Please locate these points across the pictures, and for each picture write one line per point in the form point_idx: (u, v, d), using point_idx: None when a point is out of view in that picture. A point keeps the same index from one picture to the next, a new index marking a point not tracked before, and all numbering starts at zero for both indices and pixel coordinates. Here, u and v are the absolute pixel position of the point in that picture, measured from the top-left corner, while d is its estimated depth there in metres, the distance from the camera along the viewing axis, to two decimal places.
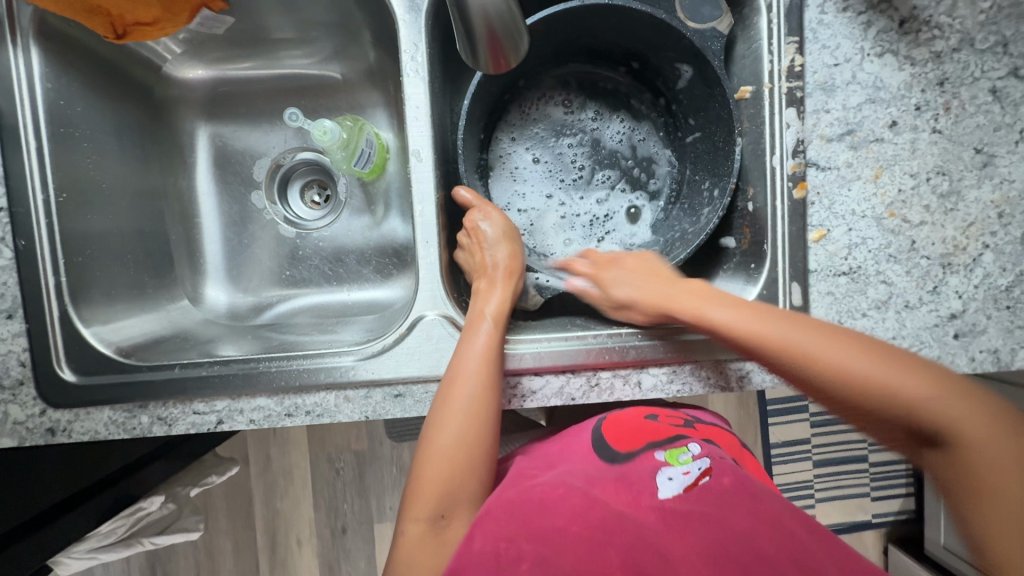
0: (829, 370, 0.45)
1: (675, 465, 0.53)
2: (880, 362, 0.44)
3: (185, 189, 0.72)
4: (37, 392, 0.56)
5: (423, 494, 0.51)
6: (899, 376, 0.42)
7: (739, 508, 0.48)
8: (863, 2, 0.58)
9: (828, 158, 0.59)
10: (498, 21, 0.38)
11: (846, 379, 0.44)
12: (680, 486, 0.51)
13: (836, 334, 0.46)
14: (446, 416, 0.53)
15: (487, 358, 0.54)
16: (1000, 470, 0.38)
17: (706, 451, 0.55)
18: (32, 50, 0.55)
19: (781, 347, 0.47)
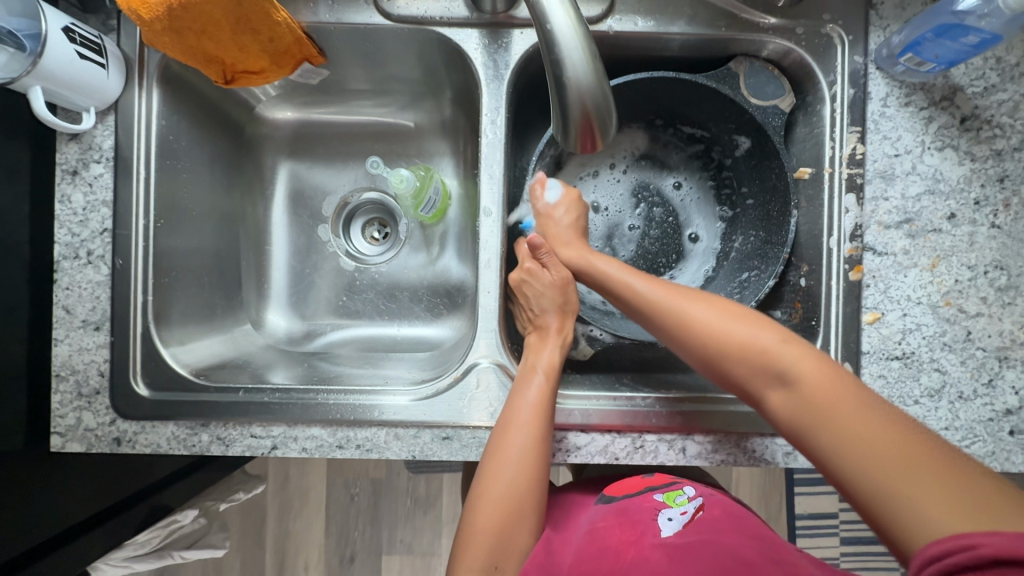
0: (750, 351, 0.50)
1: (673, 507, 0.55)
2: (787, 348, 0.48)
3: (260, 218, 0.77)
4: (111, 402, 0.60)
5: (475, 540, 0.53)
6: (791, 352, 0.48)
7: (729, 531, 0.51)
8: (925, 99, 0.60)
9: (885, 244, 0.60)
10: (592, 103, 0.40)
11: (752, 353, 0.49)
12: (680, 524, 0.52)
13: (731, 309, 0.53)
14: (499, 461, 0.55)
15: (539, 409, 0.56)
16: (865, 414, 0.42)
17: (700, 492, 0.58)
18: (154, 91, 0.61)
19: (723, 326, 0.52)
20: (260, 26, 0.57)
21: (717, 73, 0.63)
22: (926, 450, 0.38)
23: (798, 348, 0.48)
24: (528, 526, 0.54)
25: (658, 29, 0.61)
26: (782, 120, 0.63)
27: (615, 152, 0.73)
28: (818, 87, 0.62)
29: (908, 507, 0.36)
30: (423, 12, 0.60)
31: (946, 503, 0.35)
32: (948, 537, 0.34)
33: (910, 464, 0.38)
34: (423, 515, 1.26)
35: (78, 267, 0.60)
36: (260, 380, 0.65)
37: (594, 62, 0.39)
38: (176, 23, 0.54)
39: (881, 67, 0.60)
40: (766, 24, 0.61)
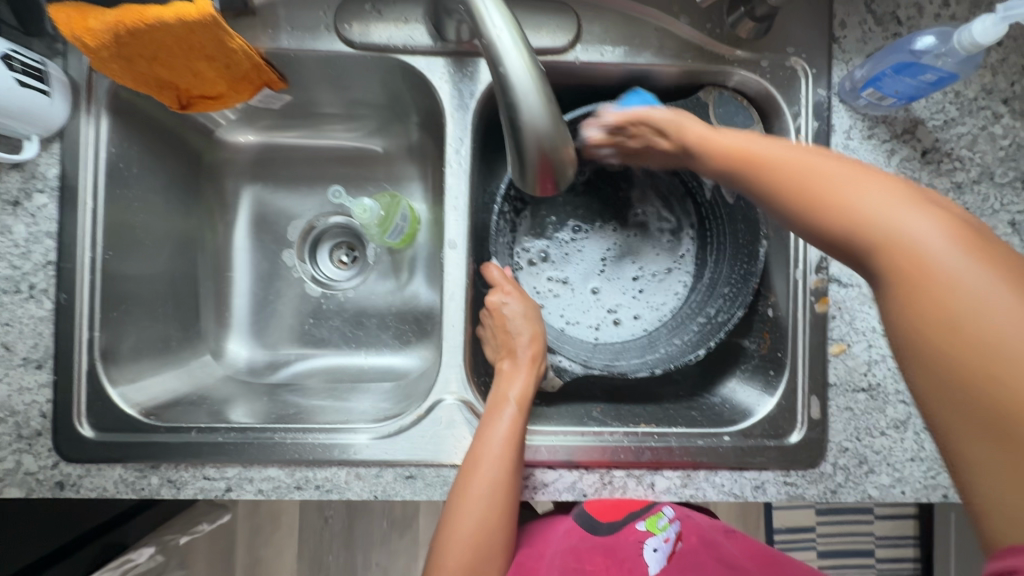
0: (816, 200, 0.36)
1: (657, 534, 0.66)
2: (864, 181, 0.36)
3: (221, 243, 0.74)
4: (53, 444, 0.56)
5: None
6: (898, 217, 0.33)
7: (708, 561, 0.65)
8: (888, 132, 0.61)
9: (850, 276, 0.60)
10: (548, 145, 0.38)
11: (807, 187, 0.37)
12: (663, 555, 0.65)
13: (863, 180, 0.36)
14: (468, 497, 0.53)
15: (508, 445, 0.54)
16: (938, 277, 0.31)
17: (677, 514, 0.70)
18: (103, 119, 0.59)
19: (910, 228, 0.33)
20: (215, 54, 0.55)
21: (687, 103, 0.62)
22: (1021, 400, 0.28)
23: (875, 189, 0.35)
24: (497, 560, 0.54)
25: (625, 59, 0.60)
26: None
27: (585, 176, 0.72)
28: (782, 119, 0.62)
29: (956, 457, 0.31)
30: (385, 40, 0.59)
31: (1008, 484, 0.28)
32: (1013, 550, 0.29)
33: (974, 417, 0.29)
34: (400, 538, 1.22)
35: (18, 302, 0.57)
36: (217, 417, 0.62)
37: (549, 106, 0.38)
38: (125, 51, 0.52)
39: (844, 100, 0.60)
40: (731, 56, 0.61)
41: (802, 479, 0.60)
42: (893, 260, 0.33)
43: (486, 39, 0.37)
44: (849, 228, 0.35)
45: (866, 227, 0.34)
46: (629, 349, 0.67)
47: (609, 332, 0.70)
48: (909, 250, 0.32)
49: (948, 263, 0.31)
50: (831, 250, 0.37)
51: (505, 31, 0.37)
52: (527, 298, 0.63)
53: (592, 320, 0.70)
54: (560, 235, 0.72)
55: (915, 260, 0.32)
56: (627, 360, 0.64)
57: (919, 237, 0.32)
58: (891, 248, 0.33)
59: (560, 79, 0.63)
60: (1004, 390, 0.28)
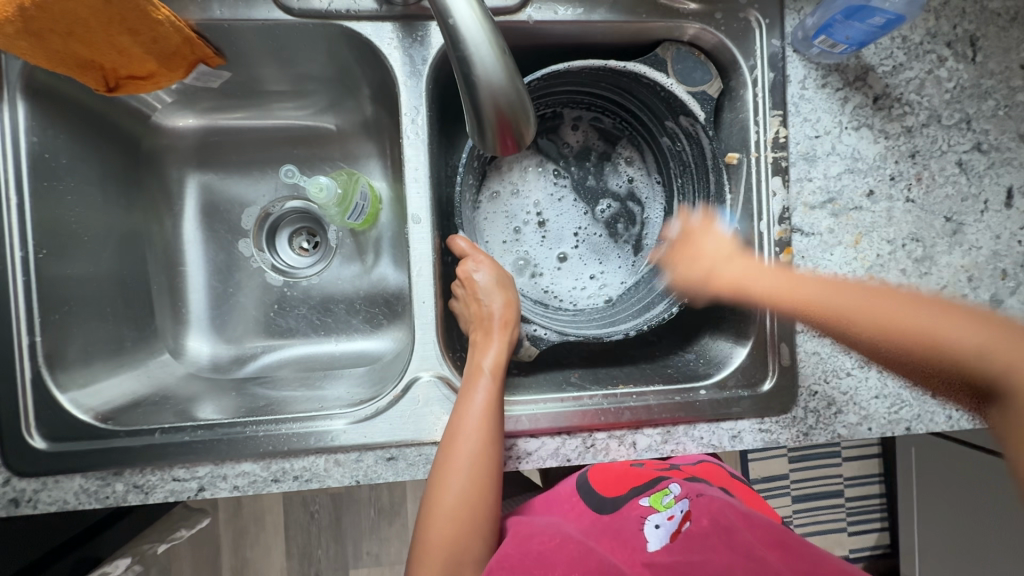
0: (891, 320, 0.51)
1: (660, 511, 0.57)
2: (948, 318, 0.49)
3: (170, 236, 0.70)
4: (2, 460, 0.53)
5: (428, 553, 0.52)
6: (953, 330, 0.47)
7: (720, 547, 0.51)
8: (841, 80, 0.61)
9: (811, 225, 0.62)
10: (506, 101, 0.37)
11: (826, 314, 0.56)
12: (665, 534, 0.55)
13: (899, 305, 0.52)
14: (451, 467, 0.52)
15: (487, 414, 0.53)
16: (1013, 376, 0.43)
17: (685, 489, 0.58)
18: (19, 104, 0.53)
19: (859, 304, 0.54)
20: (139, 27, 0.51)
21: (644, 60, 0.61)
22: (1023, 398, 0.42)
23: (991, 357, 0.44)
24: (485, 529, 0.53)
25: (580, 17, 0.59)
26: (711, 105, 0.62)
27: (544, 143, 0.71)
28: (739, 72, 0.61)
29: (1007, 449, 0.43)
30: (327, 5, 0.55)
31: None
32: None
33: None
34: (389, 526, 1.22)
35: None
36: (183, 417, 0.59)
37: (503, 58, 0.36)
38: (35, 25, 0.47)
39: (798, 50, 0.61)
40: (685, 9, 0.60)
41: (776, 425, 0.61)
42: (924, 355, 0.48)
43: None
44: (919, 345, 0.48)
45: (915, 335, 0.49)
46: (599, 313, 0.67)
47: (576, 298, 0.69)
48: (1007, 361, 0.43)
49: (951, 336, 0.47)
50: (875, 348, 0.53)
51: None
52: (499, 266, 0.62)
53: (560, 288, 0.70)
54: (526, 201, 0.70)
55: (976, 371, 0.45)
56: (601, 326, 0.64)
57: (951, 340, 0.46)
58: (988, 369, 0.44)
59: (513, 41, 0.61)
60: (1020, 420, 0.42)
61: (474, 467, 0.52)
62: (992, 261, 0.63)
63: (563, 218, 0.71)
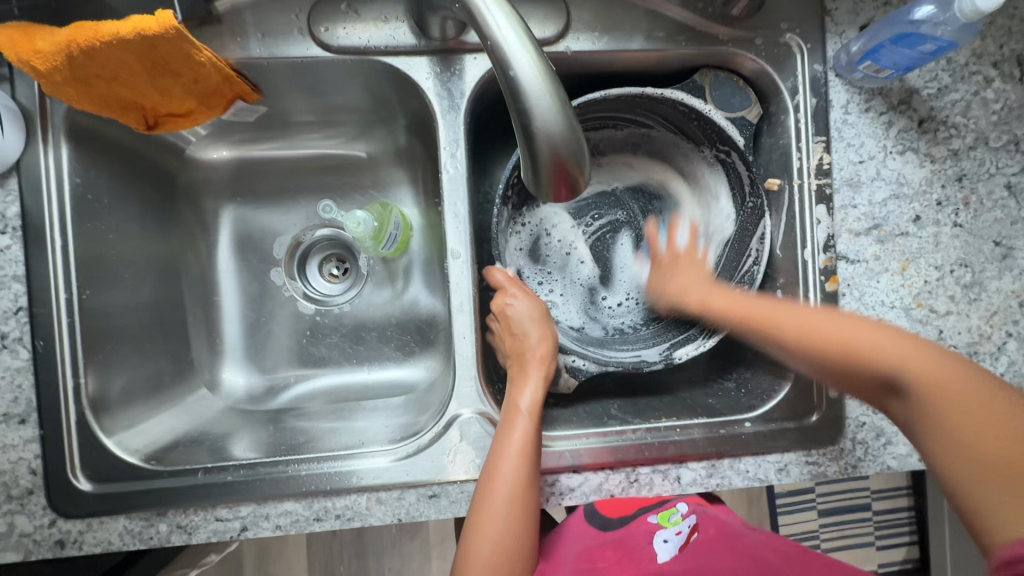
0: (846, 342, 0.47)
1: (668, 527, 0.66)
2: (825, 317, 0.50)
3: (204, 268, 0.70)
4: (48, 501, 0.53)
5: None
6: (886, 342, 0.46)
7: (729, 554, 0.61)
8: (885, 104, 0.60)
9: (857, 252, 0.60)
10: (565, 148, 0.36)
11: (756, 321, 0.54)
12: (675, 547, 0.64)
13: (829, 312, 0.50)
14: (487, 515, 0.51)
15: (523, 459, 0.52)
16: (960, 390, 0.42)
17: (692, 508, 0.68)
18: (63, 147, 0.54)
19: (822, 325, 0.49)
20: (180, 68, 0.50)
21: (683, 86, 0.61)
22: (1010, 422, 0.39)
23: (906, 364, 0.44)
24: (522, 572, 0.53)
25: (618, 46, 0.58)
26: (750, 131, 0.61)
27: None
28: (780, 98, 0.60)
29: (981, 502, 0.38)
30: (365, 41, 0.55)
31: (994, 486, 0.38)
32: (1015, 543, 0.36)
33: (995, 470, 0.38)
34: (411, 543, 1.21)
35: None
36: (221, 455, 0.59)
37: (564, 107, 0.35)
38: (81, 73, 0.48)
39: (841, 74, 0.59)
40: (724, 36, 0.59)
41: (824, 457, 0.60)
42: (897, 382, 0.44)
43: (491, 41, 0.35)
44: (843, 352, 0.47)
45: (845, 348, 0.47)
46: (637, 341, 0.66)
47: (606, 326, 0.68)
48: (997, 402, 0.40)
49: (891, 352, 0.45)
50: (842, 379, 0.48)
51: (510, 30, 0.34)
52: (534, 301, 0.61)
53: (595, 315, 0.68)
54: (559, 227, 0.69)
55: (943, 387, 0.42)
56: (635, 355, 0.63)
57: (867, 343, 0.47)
58: (933, 388, 0.42)
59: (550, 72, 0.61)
60: (964, 450, 0.39)
61: (508, 514, 0.51)
62: None
63: (595, 243, 0.69)
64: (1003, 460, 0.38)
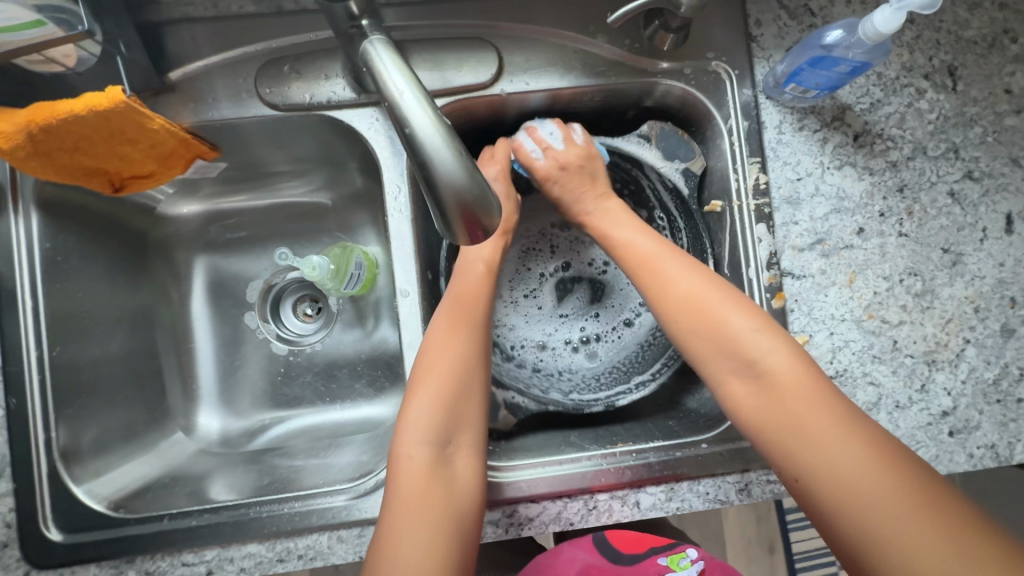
0: (710, 322, 0.52)
1: (677, 571, 0.57)
2: (704, 279, 0.55)
3: (179, 316, 0.74)
4: (22, 553, 0.55)
5: (416, 414, 0.53)
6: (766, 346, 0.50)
7: None
8: (818, 122, 0.62)
9: (802, 267, 0.61)
10: (469, 197, 0.38)
11: (643, 269, 0.58)
12: None
13: (716, 287, 0.54)
14: (425, 358, 0.55)
15: (475, 298, 0.60)
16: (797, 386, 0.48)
17: (702, 554, 0.59)
18: (33, 215, 0.57)
19: (681, 282, 0.55)
20: (136, 136, 0.54)
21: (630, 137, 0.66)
22: (873, 440, 0.45)
23: (800, 419, 0.46)
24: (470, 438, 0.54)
25: (552, 84, 0.61)
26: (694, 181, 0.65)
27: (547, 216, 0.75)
28: (715, 122, 0.62)
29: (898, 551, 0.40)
30: (309, 98, 0.58)
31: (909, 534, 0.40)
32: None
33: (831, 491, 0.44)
34: None
35: None
36: (197, 498, 0.61)
37: (464, 161, 0.37)
38: (42, 147, 0.51)
39: (771, 96, 0.61)
40: (655, 68, 0.61)
41: None
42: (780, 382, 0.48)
43: (391, 101, 0.37)
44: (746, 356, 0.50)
45: (725, 339, 0.52)
46: (584, 380, 0.69)
47: (540, 357, 0.71)
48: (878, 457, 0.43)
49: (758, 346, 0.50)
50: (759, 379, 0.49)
51: (408, 92, 0.37)
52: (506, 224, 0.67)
53: (547, 348, 0.71)
54: (535, 263, 0.74)
55: (750, 344, 0.51)
56: (573, 394, 0.68)
57: (756, 350, 0.50)
58: (842, 471, 0.43)
59: (495, 110, 0.64)
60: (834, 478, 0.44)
61: (448, 350, 0.56)
62: (997, 290, 0.61)
63: (558, 282, 0.73)
64: (835, 473, 0.44)
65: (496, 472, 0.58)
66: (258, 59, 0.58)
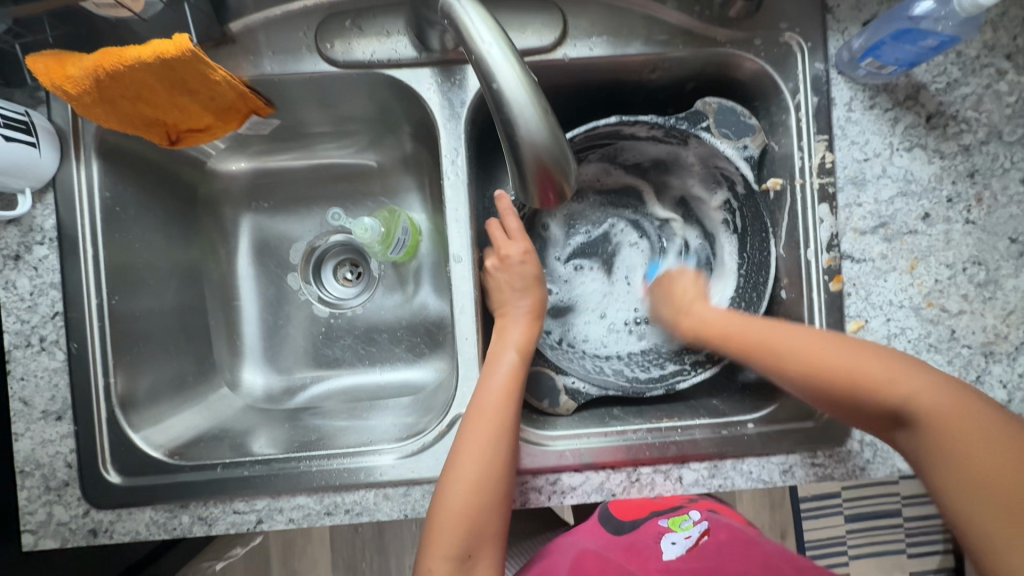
0: (818, 359, 0.50)
1: (678, 530, 0.60)
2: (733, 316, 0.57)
3: (226, 273, 0.74)
4: (82, 492, 0.57)
5: (440, 519, 0.51)
6: (883, 370, 0.47)
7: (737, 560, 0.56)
8: (890, 100, 0.59)
9: (862, 251, 0.59)
10: (549, 156, 0.37)
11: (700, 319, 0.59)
12: (682, 548, 0.59)
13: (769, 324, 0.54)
14: (468, 436, 0.53)
15: (503, 399, 0.54)
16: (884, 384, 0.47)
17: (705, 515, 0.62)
18: (94, 163, 0.58)
19: (732, 321, 0.57)
20: (197, 87, 0.54)
21: (686, 117, 0.62)
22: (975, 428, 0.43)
23: (948, 440, 0.43)
24: (487, 554, 0.52)
25: (613, 51, 0.59)
26: (753, 161, 0.62)
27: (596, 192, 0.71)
28: (781, 96, 0.60)
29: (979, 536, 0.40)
30: (369, 56, 0.58)
31: (999, 520, 0.40)
32: None
33: (980, 494, 0.41)
34: None
35: (31, 355, 0.57)
36: (241, 451, 0.62)
37: (548, 118, 0.36)
38: (107, 93, 0.51)
39: (843, 71, 0.59)
40: (723, 37, 0.59)
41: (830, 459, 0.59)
42: (909, 411, 0.46)
43: (476, 56, 0.36)
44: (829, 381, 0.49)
45: (814, 367, 0.50)
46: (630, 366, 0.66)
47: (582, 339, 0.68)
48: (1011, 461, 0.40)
49: (837, 356, 0.49)
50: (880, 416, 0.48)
51: (494, 45, 0.36)
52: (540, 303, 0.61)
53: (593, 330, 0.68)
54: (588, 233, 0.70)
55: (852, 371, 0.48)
56: (629, 381, 0.63)
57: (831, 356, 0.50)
58: (963, 440, 0.42)
59: (549, 78, 0.62)
60: (949, 465, 0.43)
61: (490, 429, 0.53)
62: None
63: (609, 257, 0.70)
64: (968, 474, 0.41)
65: (540, 440, 0.59)
66: (319, 14, 0.57)
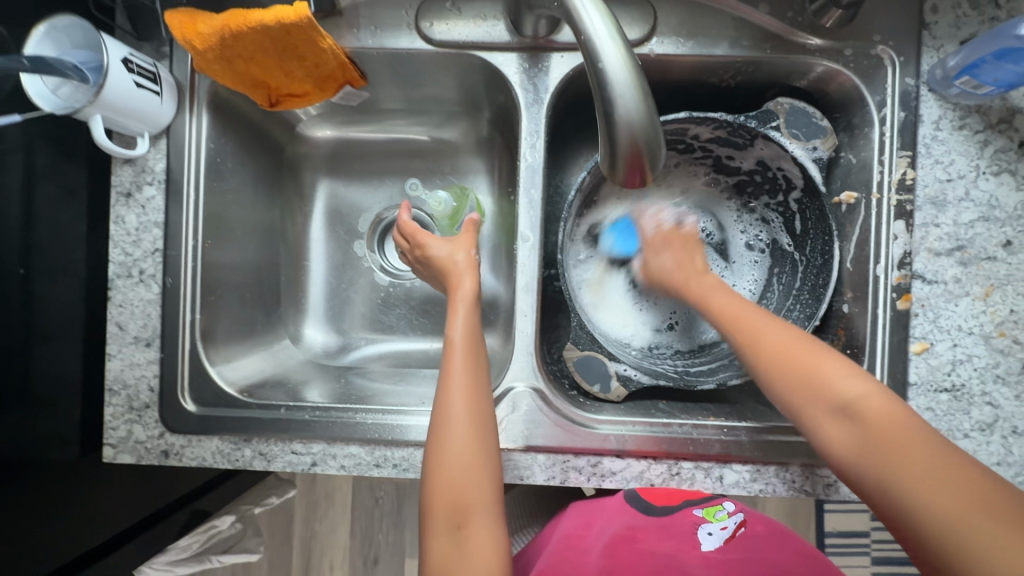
0: (733, 316, 0.51)
1: (714, 521, 0.59)
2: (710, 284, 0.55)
3: (299, 233, 0.79)
4: (160, 416, 0.62)
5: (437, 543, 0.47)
6: (840, 374, 0.45)
7: (773, 549, 0.57)
8: (982, 122, 0.58)
9: (935, 272, 0.58)
10: (642, 135, 0.38)
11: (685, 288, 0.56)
12: (719, 539, 0.57)
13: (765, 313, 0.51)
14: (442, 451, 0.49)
15: (472, 394, 0.51)
16: (822, 364, 0.46)
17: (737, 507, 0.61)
18: (205, 116, 0.63)
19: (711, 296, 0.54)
20: (307, 54, 0.58)
21: (756, 113, 0.61)
22: (944, 454, 0.39)
23: (892, 440, 0.41)
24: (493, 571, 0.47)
25: (699, 51, 0.60)
26: (822, 162, 0.62)
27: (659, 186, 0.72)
28: (866, 109, 0.60)
29: (958, 537, 0.35)
30: (464, 37, 0.61)
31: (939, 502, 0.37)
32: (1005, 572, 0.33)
33: (922, 473, 0.38)
34: None
35: (130, 286, 0.62)
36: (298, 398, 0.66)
37: (645, 98, 0.38)
38: (228, 52, 0.56)
39: (935, 89, 0.58)
40: (812, 45, 0.60)
41: None
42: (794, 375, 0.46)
43: (584, 35, 0.39)
44: (801, 369, 0.46)
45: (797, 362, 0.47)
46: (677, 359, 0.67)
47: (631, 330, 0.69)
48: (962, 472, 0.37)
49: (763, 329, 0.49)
50: (794, 379, 0.46)
51: (603, 25, 0.38)
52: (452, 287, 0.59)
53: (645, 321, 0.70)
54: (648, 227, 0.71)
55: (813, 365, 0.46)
56: (678, 372, 0.63)
57: (775, 337, 0.48)
58: (937, 471, 0.38)
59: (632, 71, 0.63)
60: (903, 462, 0.39)
61: (459, 435, 0.50)
62: None
63: None
64: (932, 471, 0.38)
65: (586, 422, 0.60)
66: None
